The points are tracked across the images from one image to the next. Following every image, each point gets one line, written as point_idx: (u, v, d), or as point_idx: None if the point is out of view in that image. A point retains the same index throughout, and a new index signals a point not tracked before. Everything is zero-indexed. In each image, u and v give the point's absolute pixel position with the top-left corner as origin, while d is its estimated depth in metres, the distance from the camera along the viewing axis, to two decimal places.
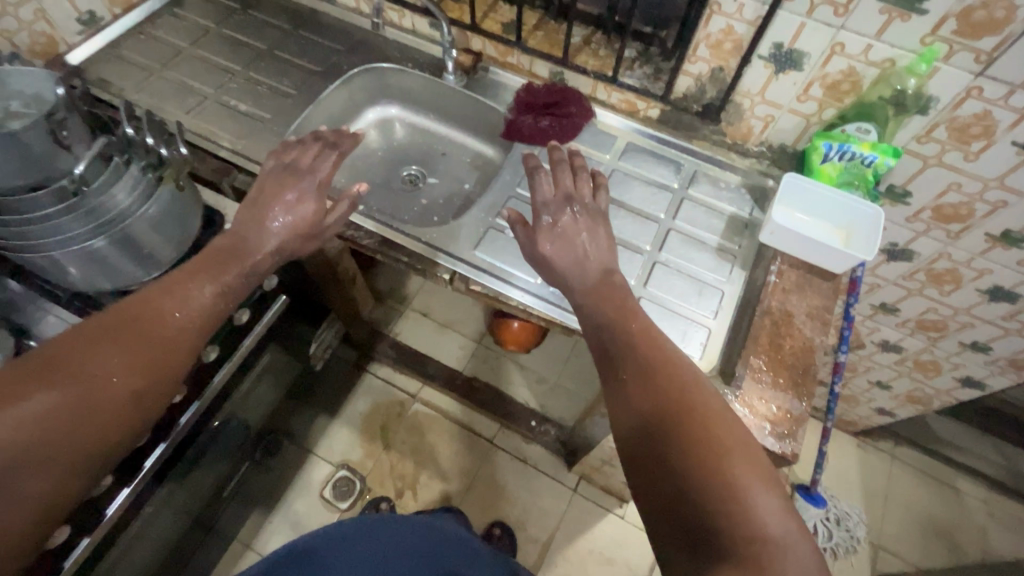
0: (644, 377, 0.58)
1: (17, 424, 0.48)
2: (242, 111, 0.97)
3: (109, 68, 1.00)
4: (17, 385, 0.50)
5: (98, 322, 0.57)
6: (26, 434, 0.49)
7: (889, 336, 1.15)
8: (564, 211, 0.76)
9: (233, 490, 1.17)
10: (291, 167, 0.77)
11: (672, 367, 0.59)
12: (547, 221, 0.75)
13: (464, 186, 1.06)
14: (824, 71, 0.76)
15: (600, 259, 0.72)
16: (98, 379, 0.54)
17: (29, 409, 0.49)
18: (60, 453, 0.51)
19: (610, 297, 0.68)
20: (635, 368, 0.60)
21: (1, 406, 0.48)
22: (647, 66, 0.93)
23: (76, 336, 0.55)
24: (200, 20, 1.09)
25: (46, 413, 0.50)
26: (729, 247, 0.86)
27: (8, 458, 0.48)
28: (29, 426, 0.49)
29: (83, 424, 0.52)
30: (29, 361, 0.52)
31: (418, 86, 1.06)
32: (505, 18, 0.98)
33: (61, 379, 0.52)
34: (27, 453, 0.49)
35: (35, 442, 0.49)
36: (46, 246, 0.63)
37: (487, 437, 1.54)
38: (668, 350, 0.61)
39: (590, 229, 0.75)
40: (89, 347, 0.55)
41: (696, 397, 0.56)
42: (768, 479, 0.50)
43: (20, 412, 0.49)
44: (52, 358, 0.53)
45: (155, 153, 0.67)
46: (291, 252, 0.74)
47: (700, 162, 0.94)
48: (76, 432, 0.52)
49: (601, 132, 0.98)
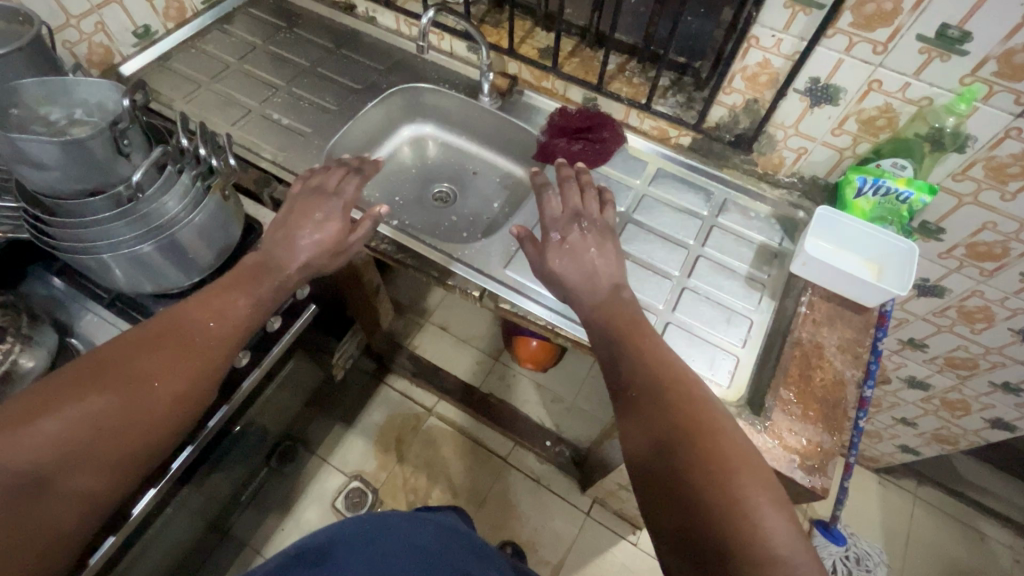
0: (655, 394, 0.59)
1: (70, 426, 0.51)
2: (284, 125, 1.01)
3: (160, 79, 1.04)
4: (69, 388, 0.53)
5: (144, 329, 0.60)
6: (78, 435, 0.51)
7: (916, 373, 1.14)
8: (571, 227, 0.77)
9: (248, 495, 1.18)
10: (320, 190, 0.79)
11: (685, 385, 0.59)
12: (557, 237, 0.76)
13: (493, 205, 1.08)
14: (860, 106, 0.77)
15: (611, 272, 0.73)
16: (143, 383, 0.56)
17: (81, 411, 0.52)
18: (107, 453, 0.53)
19: (618, 312, 0.69)
20: (646, 382, 0.60)
21: (54, 407, 0.51)
22: (679, 95, 0.95)
23: (124, 342, 0.58)
24: (248, 37, 1.13)
25: (95, 415, 0.53)
26: (758, 276, 0.86)
27: (56, 456, 0.50)
28: (81, 427, 0.52)
29: (129, 427, 0.54)
30: (83, 365, 0.55)
31: (453, 106, 1.09)
32: (541, 44, 1.02)
33: (109, 382, 0.55)
34: (77, 452, 0.51)
35: (85, 443, 0.51)
36: (98, 248, 0.65)
37: (501, 455, 1.54)
38: (680, 366, 0.61)
39: (598, 244, 0.76)
40: (136, 353, 0.57)
41: (710, 417, 0.56)
42: (780, 502, 0.50)
43: (70, 414, 0.51)
44: (101, 362, 0.56)
45: (207, 163, 0.69)
46: (317, 270, 0.75)
47: (731, 191, 0.95)
48: (123, 435, 0.54)
49: (632, 158, 0.99)
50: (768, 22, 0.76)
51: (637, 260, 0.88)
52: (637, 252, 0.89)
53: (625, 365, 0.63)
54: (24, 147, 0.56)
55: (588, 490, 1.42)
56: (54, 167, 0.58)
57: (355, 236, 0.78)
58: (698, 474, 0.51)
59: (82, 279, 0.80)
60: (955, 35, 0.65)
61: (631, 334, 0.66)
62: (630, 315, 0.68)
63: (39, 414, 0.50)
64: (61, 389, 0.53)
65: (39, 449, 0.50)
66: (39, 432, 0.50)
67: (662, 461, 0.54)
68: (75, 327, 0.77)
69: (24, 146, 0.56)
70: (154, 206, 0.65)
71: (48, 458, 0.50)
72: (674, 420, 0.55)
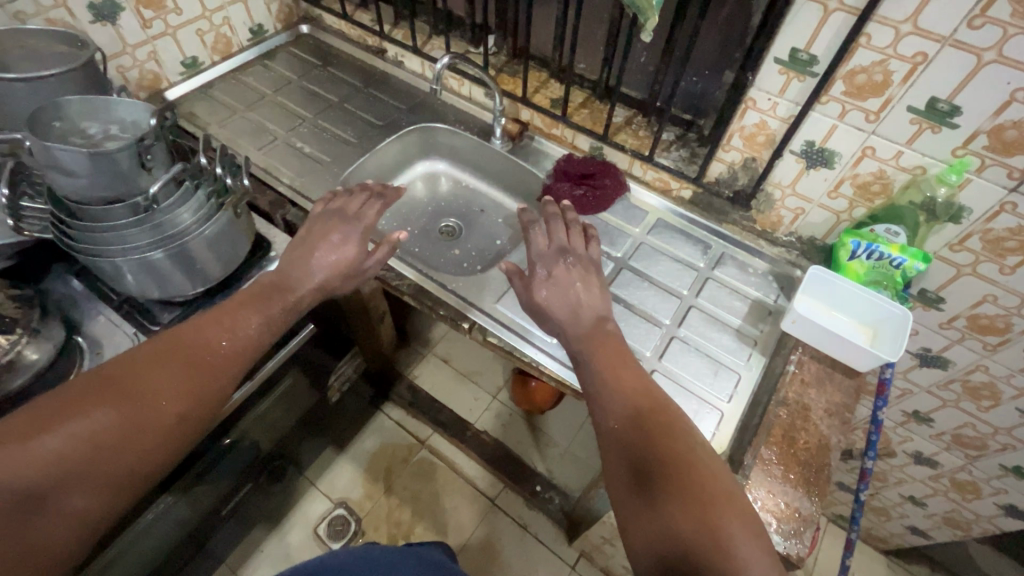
0: (624, 448, 0.58)
1: (73, 441, 0.53)
2: (306, 153, 1.06)
3: (200, 105, 1.13)
4: (78, 403, 0.55)
5: (154, 346, 0.63)
6: (79, 450, 0.53)
7: (923, 448, 1.09)
8: (558, 265, 0.78)
9: (232, 511, 1.18)
10: (340, 213, 0.83)
11: (662, 423, 0.59)
12: (543, 274, 0.77)
13: (496, 242, 1.10)
14: (855, 171, 0.78)
15: (594, 306, 0.75)
16: (148, 400, 0.58)
17: (85, 426, 0.54)
18: (105, 471, 0.54)
19: (606, 345, 0.69)
20: (621, 423, 0.60)
21: (62, 421, 0.53)
22: (682, 149, 0.99)
23: (135, 358, 0.61)
24: (285, 72, 1.22)
25: (98, 431, 0.54)
26: (751, 332, 0.86)
27: (57, 470, 0.52)
28: (85, 443, 0.54)
29: (131, 443, 0.56)
30: (92, 380, 0.58)
31: (467, 147, 1.14)
32: (554, 95, 1.07)
33: (114, 397, 0.57)
34: (75, 469, 0.53)
35: (87, 459, 0.53)
36: (113, 253, 0.69)
37: (490, 496, 1.50)
38: (661, 406, 0.61)
39: (583, 280, 0.77)
40: (143, 370, 0.60)
41: (685, 452, 0.56)
42: (756, 534, 0.50)
43: (77, 428, 0.54)
44: (108, 378, 0.58)
45: (222, 181, 0.74)
46: (332, 291, 0.78)
47: (728, 245, 0.96)
48: (123, 450, 0.56)
49: (633, 206, 1.02)
50: (764, 86, 0.79)
51: (623, 304, 0.89)
52: (624, 295, 0.90)
53: (597, 412, 0.63)
54: (56, 154, 0.61)
55: (574, 542, 1.37)
56: (82, 175, 0.63)
57: (362, 269, 0.80)
58: (675, 506, 0.51)
59: (98, 281, 0.85)
60: (944, 108, 0.66)
61: (601, 374, 0.66)
62: (604, 352, 0.68)
63: (43, 429, 0.52)
64: (67, 405, 0.55)
65: (41, 465, 0.51)
66: (43, 447, 0.52)
67: (642, 505, 0.53)
68: (84, 326, 0.81)
69: (57, 154, 0.61)
70: (168, 216, 0.70)
71: (52, 473, 0.52)
72: (650, 471, 0.55)
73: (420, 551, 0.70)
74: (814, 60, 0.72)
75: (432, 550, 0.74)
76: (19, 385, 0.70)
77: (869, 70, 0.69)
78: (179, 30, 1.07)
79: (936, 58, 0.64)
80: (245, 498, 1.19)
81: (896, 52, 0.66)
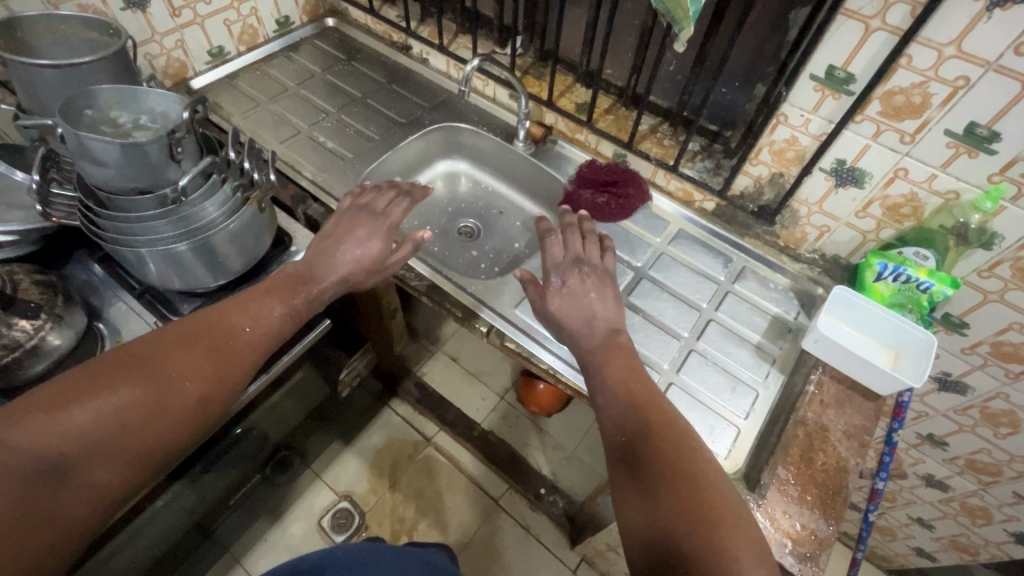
0: (637, 455, 0.58)
1: (99, 416, 0.53)
2: (329, 148, 1.05)
3: (224, 96, 1.13)
4: (106, 379, 0.56)
5: (181, 327, 0.63)
6: (104, 426, 0.54)
7: (935, 471, 1.08)
8: (572, 272, 0.78)
9: (239, 500, 1.19)
10: (368, 209, 0.82)
11: (674, 434, 0.59)
12: (557, 281, 0.77)
13: (515, 245, 1.10)
14: (885, 192, 0.77)
15: (608, 317, 0.74)
16: (172, 381, 0.58)
17: (111, 402, 0.54)
18: (127, 449, 0.55)
19: (615, 355, 0.69)
20: (635, 428, 0.60)
21: (90, 396, 0.54)
22: (708, 160, 0.98)
23: (162, 339, 0.61)
24: (309, 64, 1.22)
25: (123, 408, 0.55)
26: (769, 349, 0.85)
27: (81, 445, 0.52)
28: (107, 420, 0.54)
29: (153, 423, 0.56)
30: (117, 357, 0.58)
31: (490, 148, 1.13)
32: (579, 100, 1.07)
33: (140, 375, 0.57)
34: (98, 444, 0.53)
35: (110, 435, 0.54)
36: (138, 243, 0.69)
37: (494, 496, 1.51)
38: (671, 419, 0.61)
39: (597, 289, 0.77)
40: (169, 351, 0.60)
41: (695, 470, 0.56)
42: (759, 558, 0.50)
43: (104, 403, 0.54)
44: (135, 357, 0.59)
45: (248, 176, 0.74)
46: (355, 285, 0.77)
47: (750, 259, 0.95)
48: (146, 429, 0.56)
49: (654, 216, 1.01)
50: (797, 102, 0.78)
51: (642, 315, 0.88)
52: (643, 305, 0.89)
53: (607, 417, 0.64)
54: (89, 143, 0.61)
55: (576, 546, 1.38)
56: (112, 166, 0.63)
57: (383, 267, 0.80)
58: (677, 522, 0.51)
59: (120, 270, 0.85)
60: (983, 133, 0.65)
61: (618, 386, 0.65)
62: (617, 365, 0.67)
63: (72, 402, 0.53)
64: (95, 379, 0.56)
65: (67, 438, 0.52)
66: (69, 420, 0.52)
67: (645, 516, 0.53)
68: (105, 312, 0.82)
69: (89, 143, 0.61)
70: (194, 209, 0.70)
71: (77, 446, 0.52)
72: (666, 477, 0.55)
73: (425, 555, 0.70)
74: (851, 78, 0.71)
75: (436, 553, 0.74)
76: (41, 370, 0.71)
77: (908, 91, 0.68)
78: (206, 19, 1.07)
79: (977, 83, 0.63)
80: (252, 488, 1.20)
81: (937, 75, 0.65)
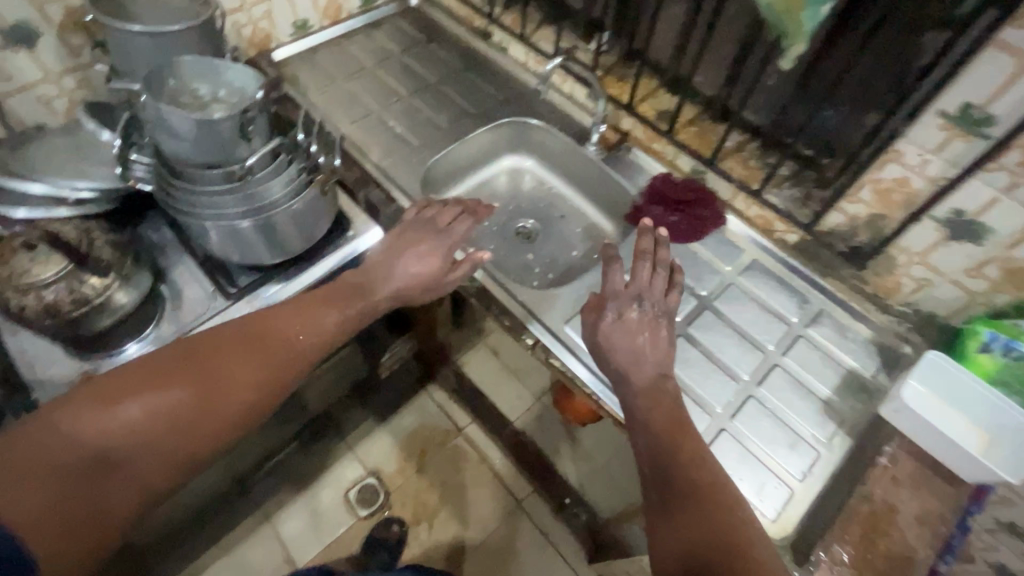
0: (682, 518, 0.58)
1: (151, 413, 0.56)
2: (396, 133, 1.04)
3: (303, 70, 1.14)
4: (163, 376, 0.58)
5: (238, 327, 0.65)
6: (154, 423, 0.56)
7: (1008, 561, 0.97)
8: (632, 305, 0.72)
9: (274, 465, 1.23)
10: (432, 223, 0.79)
11: (720, 500, 0.59)
12: (612, 313, 0.71)
13: (572, 253, 1.05)
14: (1009, 254, 0.67)
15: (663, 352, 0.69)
16: (221, 384, 0.60)
17: (164, 400, 0.57)
18: (172, 447, 0.57)
19: (663, 403, 0.65)
20: (681, 488, 0.59)
21: (146, 391, 0.57)
22: (796, 188, 0.89)
23: (219, 338, 0.63)
24: (388, 44, 1.21)
25: (173, 407, 0.57)
26: (839, 407, 0.77)
27: (132, 437, 0.55)
28: (160, 417, 0.57)
29: (199, 424, 0.59)
30: (175, 353, 0.61)
31: (559, 148, 1.08)
32: (661, 106, 1.00)
33: (194, 375, 0.60)
34: (147, 440, 0.56)
35: (160, 432, 0.56)
36: (203, 216, 0.70)
37: (517, 497, 1.49)
38: (720, 488, 0.59)
39: (654, 325, 0.71)
40: (223, 353, 0.62)
41: (742, 543, 0.55)
42: None
43: (157, 400, 0.57)
44: (192, 355, 0.61)
45: (314, 158, 0.74)
46: (410, 300, 0.75)
47: (829, 302, 0.86)
48: (192, 429, 0.58)
49: (727, 241, 0.93)
50: (916, 140, 0.69)
51: (703, 350, 0.82)
52: (704, 338, 0.83)
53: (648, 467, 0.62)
54: (167, 115, 0.62)
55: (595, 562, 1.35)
56: (186, 140, 0.64)
57: (440, 289, 0.77)
58: None
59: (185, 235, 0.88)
60: None
61: (659, 429, 0.63)
62: (667, 414, 0.65)
63: (129, 395, 0.56)
64: (153, 374, 0.58)
65: (120, 431, 0.54)
66: (124, 413, 0.55)
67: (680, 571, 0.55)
68: (169, 275, 0.85)
69: (167, 115, 0.62)
70: (259, 187, 0.70)
71: (127, 439, 0.55)
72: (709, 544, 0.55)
73: None
74: (989, 119, 0.62)
75: None
76: (105, 325, 0.75)
77: None
78: None
79: None
80: (287, 454, 1.24)
81: None
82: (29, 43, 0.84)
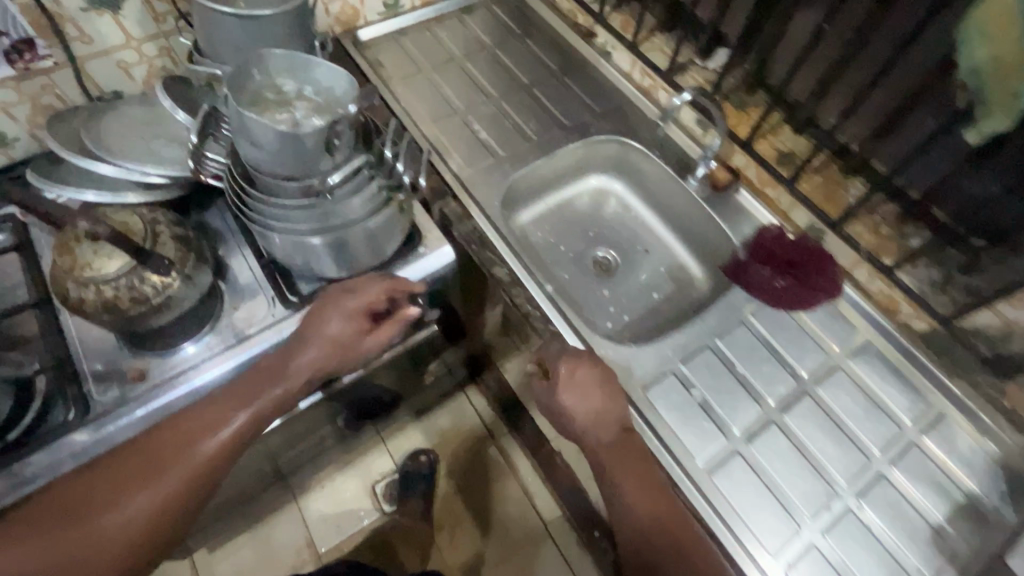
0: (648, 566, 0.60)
1: (29, 565, 0.57)
2: (480, 138, 0.95)
3: (388, 54, 1.05)
4: (29, 531, 0.59)
5: (119, 455, 0.63)
6: None
7: None
8: None
9: (308, 456, 1.21)
10: (348, 287, 0.70)
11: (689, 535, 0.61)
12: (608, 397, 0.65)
13: (653, 295, 0.95)
14: None
15: None
16: (99, 518, 0.60)
17: (33, 559, 0.57)
18: None
19: (627, 453, 0.65)
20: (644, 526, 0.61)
21: (14, 551, 0.57)
22: (937, 271, 0.77)
23: (93, 474, 0.62)
24: (480, 33, 1.10)
25: (48, 563, 0.58)
26: (952, 540, 0.67)
27: None
28: (47, 564, 0.58)
29: (86, 560, 0.59)
30: (42, 506, 0.61)
31: (655, 176, 0.96)
32: (784, 148, 0.88)
33: (64, 518, 0.60)
34: None
35: None
36: (275, 227, 0.64)
37: (544, 519, 1.44)
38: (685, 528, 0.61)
39: None
40: (104, 485, 0.61)
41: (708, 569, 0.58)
42: None
43: (26, 559, 0.57)
44: (64, 501, 0.61)
45: (398, 178, 0.67)
46: (332, 368, 0.69)
47: (951, 407, 0.74)
48: (82, 567, 0.59)
49: (839, 316, 0.81)
50: None
51: (717, 505, 0.66)
52: (730, 492, 0.68)
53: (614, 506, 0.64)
54: (250, 123, 0.55)
55: None
56: (267, 150, 0.57)
57: (393, 340, 0.77)
58: None
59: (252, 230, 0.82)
60: None
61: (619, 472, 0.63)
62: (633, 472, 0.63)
63: None
64: (22, 532, 0.58)
65: None
66: None
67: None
68: (229, 272, 0.80)
69: (250, 123, 0.55)
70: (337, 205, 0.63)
71: None
72: None
73: None
74: None
75: None
76: (161, 323, 0.70)
77: None
78: None
79: None
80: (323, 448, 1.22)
81: None
82: (112, 6, 0.78)
